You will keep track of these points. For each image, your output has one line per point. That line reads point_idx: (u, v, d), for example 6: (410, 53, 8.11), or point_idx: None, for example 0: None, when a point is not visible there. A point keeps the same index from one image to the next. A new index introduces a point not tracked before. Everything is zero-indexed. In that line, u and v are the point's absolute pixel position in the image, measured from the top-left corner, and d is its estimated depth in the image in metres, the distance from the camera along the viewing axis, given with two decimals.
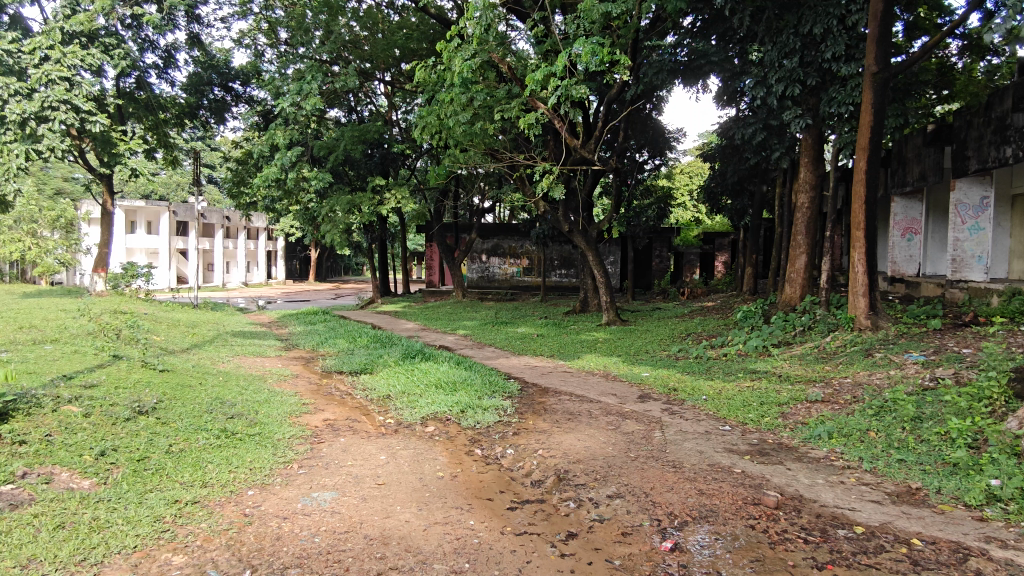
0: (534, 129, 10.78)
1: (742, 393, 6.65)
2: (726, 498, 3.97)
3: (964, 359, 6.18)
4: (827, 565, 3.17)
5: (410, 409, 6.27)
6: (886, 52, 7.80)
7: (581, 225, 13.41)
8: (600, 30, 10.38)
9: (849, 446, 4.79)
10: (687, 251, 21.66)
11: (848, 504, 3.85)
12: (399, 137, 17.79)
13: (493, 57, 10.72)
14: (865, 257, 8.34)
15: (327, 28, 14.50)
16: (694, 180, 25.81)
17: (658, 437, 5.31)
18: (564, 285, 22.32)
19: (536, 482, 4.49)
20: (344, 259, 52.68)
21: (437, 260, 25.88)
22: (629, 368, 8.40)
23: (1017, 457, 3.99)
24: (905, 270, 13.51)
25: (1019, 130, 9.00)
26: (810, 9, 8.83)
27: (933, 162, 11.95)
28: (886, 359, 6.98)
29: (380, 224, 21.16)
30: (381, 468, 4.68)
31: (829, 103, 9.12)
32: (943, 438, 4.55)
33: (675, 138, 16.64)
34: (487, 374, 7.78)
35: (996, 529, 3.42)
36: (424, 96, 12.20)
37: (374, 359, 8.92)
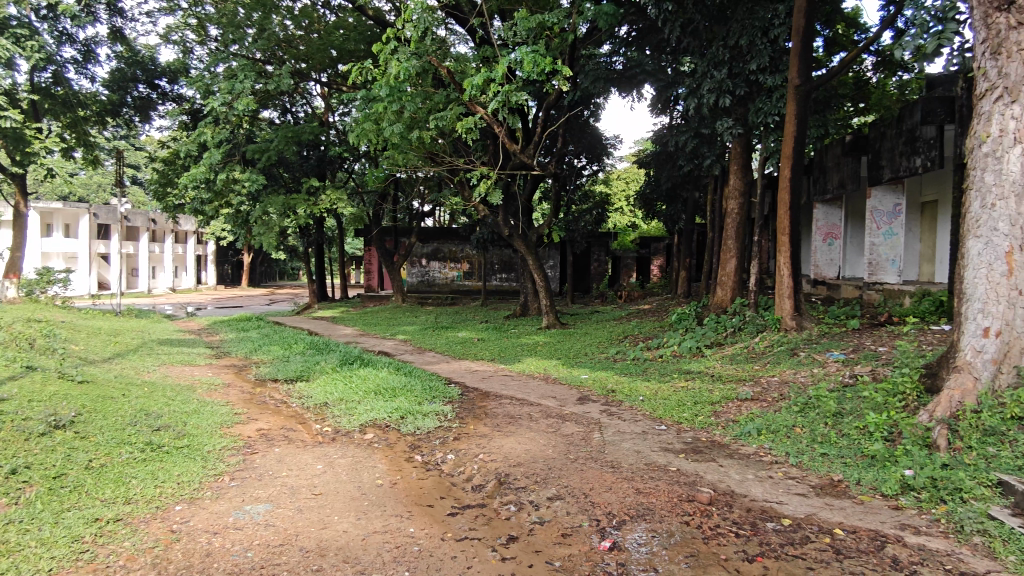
0: (472, 134, 10.79)
1: (677, 393, 6.83)
2: (662, 496, 4.08)
3: (880, 357, 6.56)
4: (757, 557, 3.29)
5: (348, 416, 6.14)
6: (807, 66, 8.19)
7: (520, 229, 13.54)
8: (536, 38, 10.53)
9: (776, 442, 5.01)
10: (625, 255, 22.15)
11: (776, 498, 4.02)
12: (336, 138, 17.47)
13: (431, 60, 10.70)
14: (790, 261, 8.71)
15: (260, 26, 14.33)
16: (630, 187, 26.43)
17: (597, 438, 5.39)
18: (504, 289, 22.42)
19: (476, 487, 4.48)
20: (280, 264, 51.24)
21: (376, 264, 25.43)
22: (569, 371, 8.52)
23: (928, 448, 4.25)
24: (826, 273, 14.30)
25: (927, 142, 9.62)
26: (738, 22, 9.25)
27: (850, 171, 12.58)
28: (809, 358, 7.33)
29: (317, 228, 20.71)
30: (317, 477, 4.58)
31: (756, 113, 9.51)
32: (861, 432, 4.80)
33: (613, 144, 16.96)
34: (428, 379, 7.72)
35: (910, 517, 3.64)
36: (362, 98, 12.03)
37: (311, 366, 8.70)
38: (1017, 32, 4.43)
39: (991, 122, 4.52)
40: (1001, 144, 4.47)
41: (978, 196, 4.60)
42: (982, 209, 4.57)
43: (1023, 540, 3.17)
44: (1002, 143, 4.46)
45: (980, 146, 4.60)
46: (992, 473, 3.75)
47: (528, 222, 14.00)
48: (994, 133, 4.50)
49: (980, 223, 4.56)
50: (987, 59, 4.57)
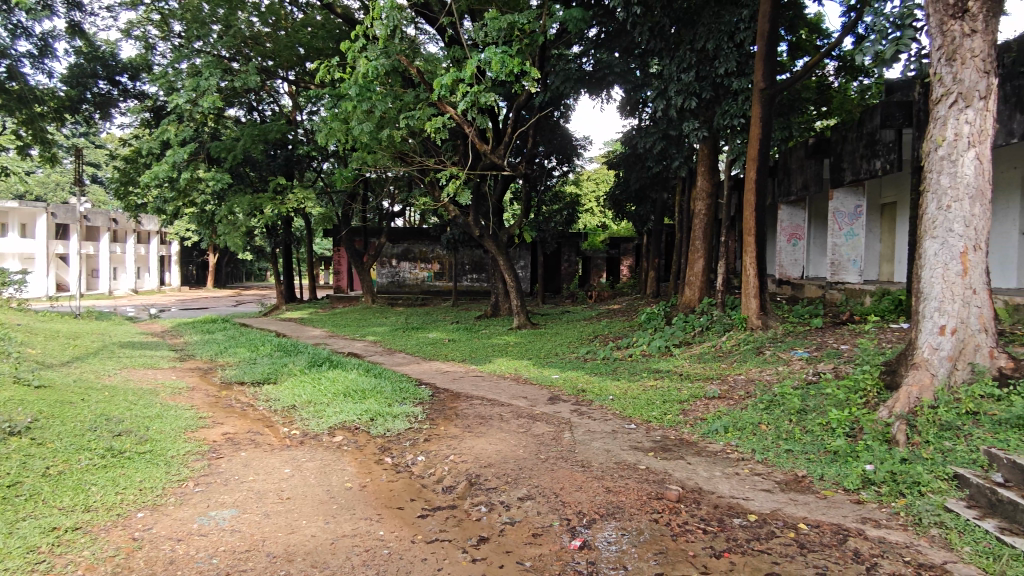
0: (441, 133, 10.75)
1: (646, 392, 6.89)
2: (632, 494, 4.11)
3: (842, 355, 6.72)
4: (724, 553, 3.34)
5: (316, 419, 6.06)
6: (772, 69, 8.36)
7: (491, 229, 13.53)
8: (506, 39, 10.54)
9: (742, 439, 5.10)
10: (595, 255, 22.32)
11: (743, 494, 4.09)
12: (304, 138, 17.25)
13: (401, 59, 10.64)
14: (756, 261, 8.86)
15: (226, 23, 14.09)
16: (600, 187, 26.68)
17: (567, 438, 5.42)
18: (475, 289, 22.39)
19: (447, 488, 4.45)
20: (246, 265, 50.34)
21: (345, 265, 25.13)
22: (539, 371, 8.54)
23: (887, 443, 4.36)
24: (791, 273, 14.61)
25: (886, 145, 9.88)
26: (705, 26, 9.42)
27: (813, 173, 12.85)
28: (774, 356, 7.48)
29: (284, 228, 20.41)
30: (285, 481, 4.51)
31: (723, 116, 9.65)
32: (824, 428, 4.91)
33: (583, 145, 17.04)
34: (398, 381, 7.65)
35: (871, 510, 3.73)
36: (330, 96, 11.89)
37: (278, 368, 8.57)
38: (971, 39, 4.59)
39: (946, 126, 4.67)
40: (956, 147, 4.62)
41: (933, 197, 4.74)
42: (937, 210, 4.72)
43: (977, 531, 3.28)
44: (957, 147, 4.62)
45: (936, 149, 4.74)
46: (948, 467, 3.88)
47: (499, 222, 14.00)
48: (949, 137, 4.65)
49: (936, 224, 4.70)
50: (942, 65, 4.72)
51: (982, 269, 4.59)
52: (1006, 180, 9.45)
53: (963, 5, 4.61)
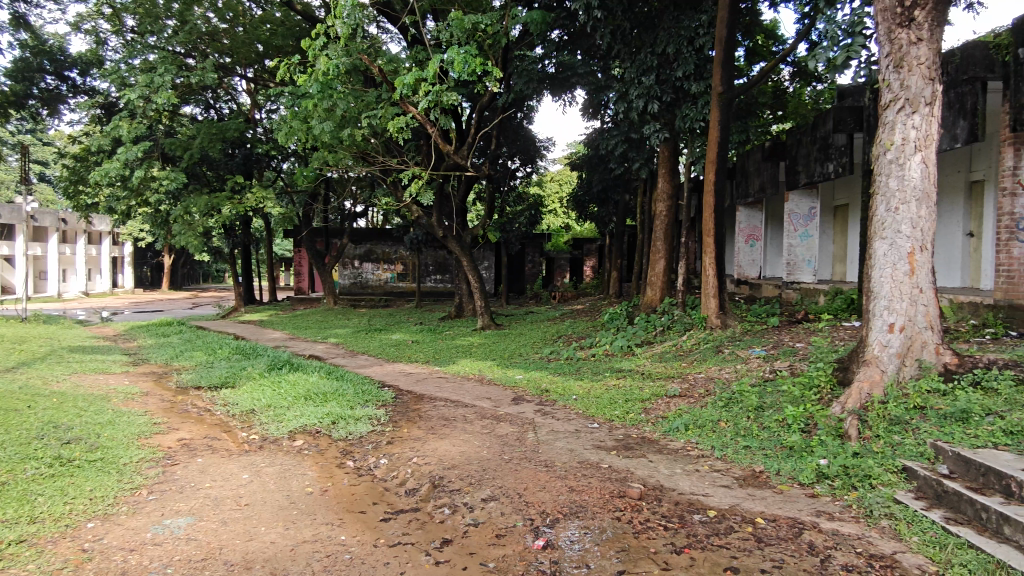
0: (404, 133, 10.65)
1: (609, 391, 6.96)
2: (594, 493, 4.15)
3: (797, 352, 6.90)
4: (685, 549, 3.39)
5: (276, 423, 5.94)
6: (730, 74, 8.53)
7: (454, 230, 13.48)
8: (468, 38, 10.51)
9: (702, 437, 5.19)
10: (558, 255, 22.47)
11: (702, 490, 4.16)
12: (263, 136, 16.92)
13: (363, 58, 10.53)
14: (715, 262, 9.02)
15: (181, 18, 13.72)
16: (563, 188, 26.85)
17: (531, 438, 5.43)
18: (439, 290, 22.27)
19: (410, 491, 4.41)
20: (204, 267, 49.10)
21: (307, 266, 24.72)
22: (503, 371, 8.54)
23: (840, 438, 4.49)
24: (749, 273, 15.00)
25: (839, 148, 10.17)
26: (665, 30, 9.61)
27: (769, 176, 13.16)
28: (733, 354, 7.63)
29: (243, 228, 19.95)
30: (243, 488, 4.40)
31: (683, 119, 9.79)
32: (781, 424, 5.03)
33: (546, 146, 17.09)
34: (360, 383, 7.55)
35: (826, 504, 3.84)
36: (289, 94, 11.67)
37: (236, 372, 8.37)
38: (917, 47, 4.77)
39: (894, 131, 4.83)
40: (903, 151, 4.79)
41: (882, 200, 4.90)
42: (887, 212, 4.88)
43: (924, 521, 3.41)
44: (904, 151, 4.78)
45: (885, 153, 4.89)
46: (897, 460, 4.01)
47: (463, 222, 13.94)
48: (897, 141, 4.81)
49: (885, 226, 4.86)
50: (890, 71, 4.88)
51: (927, 269, 4.77)
52: (951, 183, 9.84)
53: (910, 14, 4.78)
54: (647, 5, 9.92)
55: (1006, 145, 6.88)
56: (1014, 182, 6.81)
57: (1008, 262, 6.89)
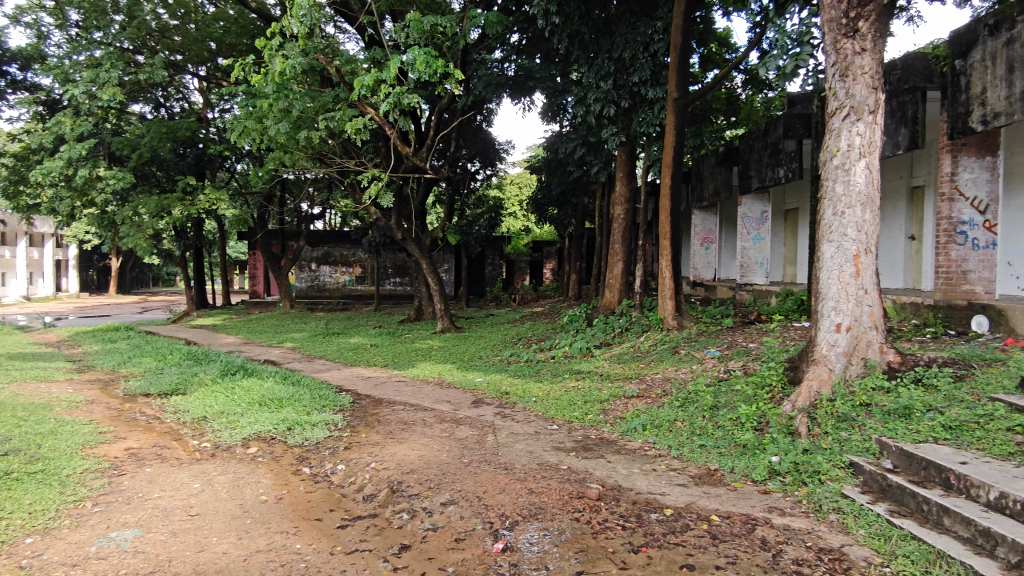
0: (362, 134, 10.53)
1: (568, 393, 7.02)
2: (554, 494, 4.17)
3: (751, 352, 7.07)
4: (642, 548, 3.43)
5: (229, 430, 5.79)
6: (684, 80, 8.71)
7: (414, 232, 13.39)
8: (427, 40, 10.46)
9: (659, 437, 5.27)
10: (518, 258, 22.54)
11: (659, 490, 4.22)
12: (216, 136, 16.49)
13: (320, 58, 10.40)
14: (671, 264, 9.17)
15: (129, 14, 13.29)
16: (523, 191, 27.01)
17: (490, 441, 5.43)
18: (398, 293, 22.08)
19: (368, 497, 4.34)
20: (154, 270, 47.58)
21: (261, 269, 24.16)
22: (463, 375, 8.51)
23: (791, 435, 4.62)
24: (704, 275, 15.35)
25: (789, 154, 10.48)
26: (622, 36, 9.75)
27: (723, 180, 13.46)
28: (689, 355, 7.79)
29: (195, 230, 19.38)
30: (194, 497, 4.28)
31: (640, 123, 9.92)
32: (734, 423, 5.13)
33: (505, 149, 17.13)
34: (317, 388, 7.42)
35: (777, 500, 3.94)
36: (243, 94, 11.40)
37: (187, 378, 8.11)
38: (861, 57, 4.94)
39: (840, 137, 5.00)
40: (848, 157, 4.96)
41: (829, 204, 5.06)
42: (833, 216, 5.04)
43: (869, 515, 3.53)
44: (850, 157, 4.95)
45: (831, 159, 5.06)
46: (844, 456, 4.15)
47: (422, 225, 13.84)
48: (843, 147, 4.98)
49: (832, 229, 5.02)
50: (836, 80, 5.06)
51: (872, 271, 4.95)
52: (894, 188, 10.24)
53: (854, 25, 4.95)
54: (604, 11, 10.01)
55: (943, 152, 7.19)
56: (952, 187, 7.10)
57: (947, 264, 7.20)
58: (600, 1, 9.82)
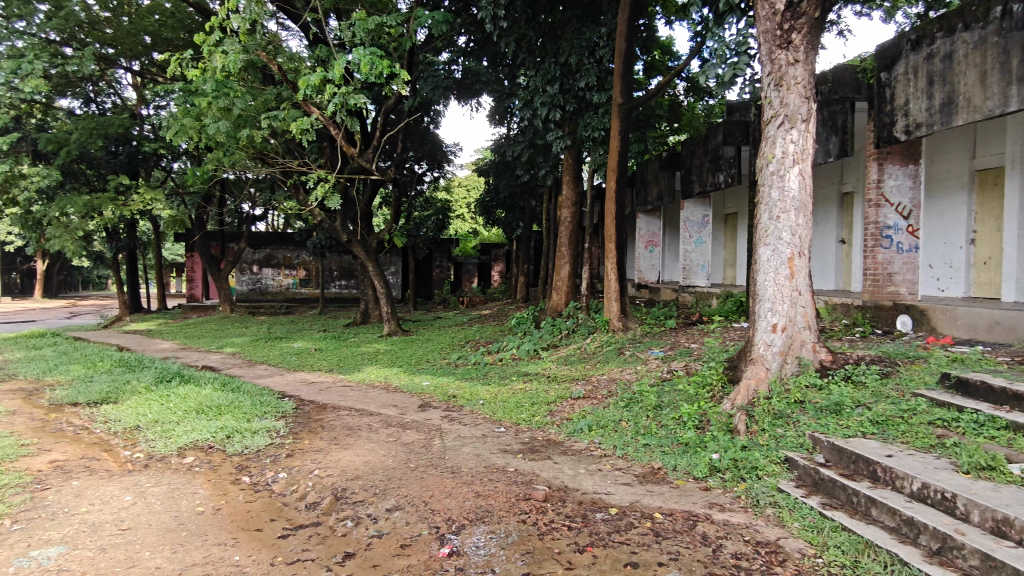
0: (307, 135, 10.30)
1: (515, 395, 7.04)
2: (500, 497, 4.16)
3: (693, 352, 7.26)
4: (587, 547, 3.46)
5: (164, 439, 5.56)
6: (629, 86, 8.85)
7: (360, 234, 13.18)
8: (372, 40, 10.32)
9: (604, 437, 5.34)
10: (466, 261, 22.48)
11: (604, 489, 4.28)
12: (151, 133, 15.84)
13: (261, 56, 10.11)
14: (616, 266, 9.31)
15: (56, 4, 12.64)
16: (470, 194, 27.05)
17: (437, 445, 5.39)
18: (343, 296, 21.69)
19: (310, 505, 4.23)
20: (83, 273, 45.32)
21: (200, 272, 23.32)
22: (410, 378, 8.41)
23: (730, 433, 4.76)
24: (648, 277, 15.68)
25: (728, 160, 10.81)
26: (568, 41, 9.86)
27: (666, 184, 13.79)
28: (634, 355, 7.93)
29: (128, 231, 18.54)
30: (125, 510, 4.08)
31: (586, 127, 10.04)
32: (677, 421, 5.25)
33: (453, 151, 17.05)
34: (258, 394, 7.20)
35: (717, 496, 4.06)
36: (180, 91, 10.97)
37: (119, 386, 7.74)
38: (794, 68, 5.14)
39: (775, 145, 5.19)
40: (783, 164, 5.15)
41: (765, 209, 5.24)
42: (770, 220, 5.22)
43: (803, 508, 3.67)
44: (784, 164, 5.14)
45: (768, 165, 5.24)
46: (780, 452, 4.30)
47: (368, 227, 13.62)
48: (778, 154, 5.17)
49: (768, 233, 5.20)
50: (771, 89, 5.24)
51: (805, 273, 5.16)
52: (825, 194, 10.69)
53: (788, 37, 5.14)
54: (551, 17, 10.13)
55: (870, 160, 7.55)
56: (879, 194, 7.46)
57: (874, 267, 7.54)
58: (546, 6, 9.92)
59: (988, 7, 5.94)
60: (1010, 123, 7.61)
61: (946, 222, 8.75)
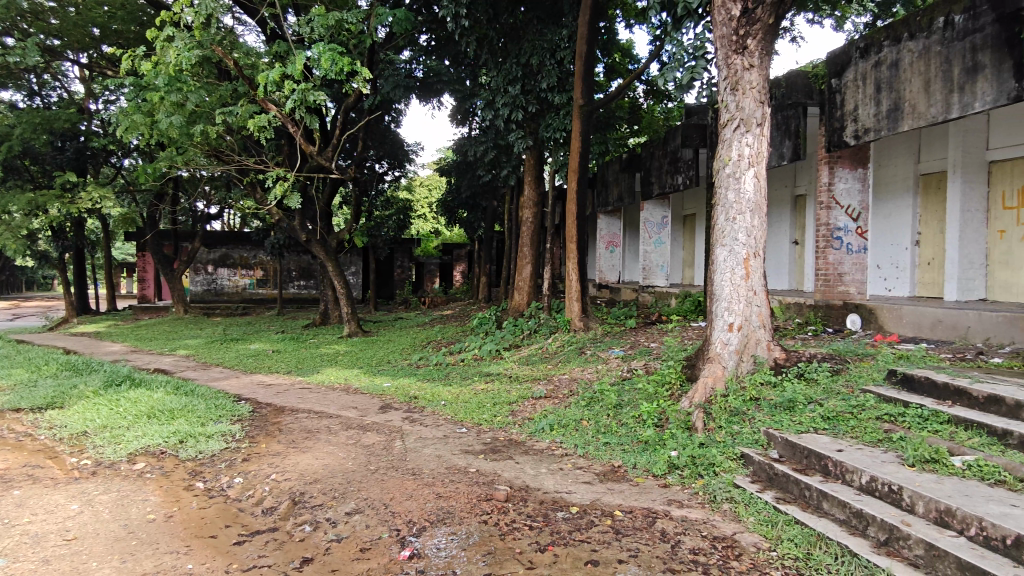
0: (265, 132, 10.08)
1: (477, 395, 7.02)
2: (462, 497, 4.15)
3: (652, 351, 7.37)
4: (548, 546, 3.48)
5: (113, 446, 5.36)
6: (590, 87, 8.92)
7: (319, 234, 12.97)
8: (332, 36, 10.16)
9: (565, 436, 5.38)
10: (427, 260, 22.35)
11: (565, 488, 4.31)
12: (100, 128, 15.27)
13: (216, 51, 9.86)
14: (577, 267, 9.38)
15: None
16: (432, 193, 26.94)
17: (399, 446, 5.34)
18: (302, 297, 21.32)
19: (267, 510, 4.14)
20: (26, 273, 43.48)
21: (152, 272, 22.61)
22: (370, 380, 8.32)
23: (689, 430, 4.84)
24: (609, 277, 15.86)
25: (687, 162, 11.01)
26: (529, 42, 9.89)
27: (626, 185, 13.96)
28: (595, 355, 8.00)
29: (75, 230, 17.86)
30: (71, 520, 3.93)
31: (547, 128, 10.08)
32: (637, 420, 5.32)
33: (414, 150, 16.91)
34: (213, 398, 7.01)
35: (675, 493, 4.12)
36: (131, 85, 10.62)
37: (65, 390, 7.44)
38: (749, 72, 5.26)
39: (731, 148, 5.29)
40: (739, 166, 5.26)
41: (722, 211, 5.35)
42: (726, 222, 5.33)
43: (758, 503, 3.75)
44: (740, 166, 5.26)
45: (724, 167, 5.35)
46: (736, 448, 4.40)
47: (327, 226, 13.40)
48: (734, 156, 5.28)
49: (725, 234, 5.31)
50: (728, 93, 5.35)
51: (760, 273, 5.28)
52: (779, 196, 10.96)
53: (743, 42, 5.25)
54: (512, 17, 10.15)
55: (822, 164, 7.78)
56: (830, 196, 7.68)
57: (825, 267, 7.78)
58: (507, 7, 9.93)
59: (932, 17, 6.16)
60: (952, 130, 7.93)
61: (893, 224, 9.08)
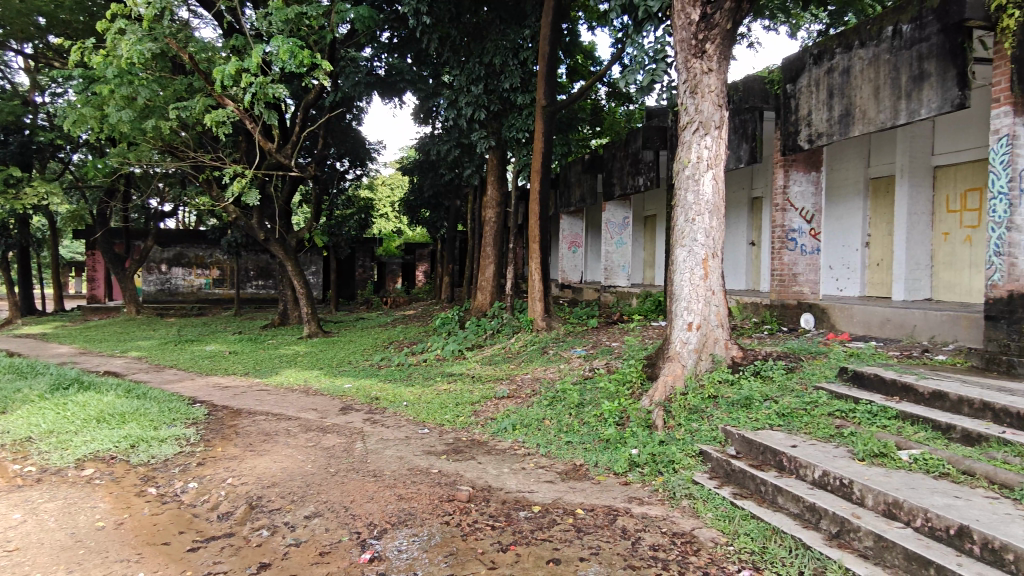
0: (222, 127, 9.83)
1: (439, 396, 6.98)
2: (424, 499, 4.12)
3: (613, 351, 7.44)
4: (510, 546, 3.48)
5: (60, 451, 5.16)
6: (552, 88, 8.96)
7: (277, 232, 12.71)
8: (292, 31, 9.97)
9: (527, 435, 5.39)
10: (390, 260, 22.14)
11: (527, 488, 4.31)
12: (46, 121, 14.68)
13: (170, 44, 9.58)
14: (540, 266, 9.40)
15: None
16: (395, 192, 26.71)
17: (359, 448, 5.28)
18: (260, 297, 20.89)
19: (223, 515, 4.03)
20: None
21: (102, 271, 21.82)
22: (331, 381, 8.19)
23: (649, 428, 4.91)
24: (571, 277, 15.97)
25: (648, 164, 11.16)
26: (492, 42, 9.89)
27: (588, 186, 14.08)
28: (557, 355, 8.04)
29: (19, 227, 17.11)
30: (13, 530, 3.76)
31: (510, 128, 10.09)
32: (599, 419, 5.36)
33: (376, 149, 16.72)
34: (167, 400, 6.81)
35: (635, 490, 4.17)
36: (80, 77, 10.23)
37: (8, 394, 7.12)
38: (708, 76, 5.35)
39: (690, 150, 5.38)
40: (698, 168, 5.35)
41: (681, 212, 5.43)
42: (686, 222, 5.41)
43: (716, 498, 3.82)
44: (699, 168, 5.35)
45: (684, 169, 5.43)
46: (695, 445, 4.47)
47: (286, 225, 13.15)
48: (693, 158, 5.37)
49: (685, 234, 5.39)
50: (687, 96, 5.44)
51: (718, 273, 5.38)
52: (737, 198, 11.20)
53: (702, 46, 5.34)
54: (475, 16, 10.12)
55: (777, 167, 7.98)
56: (785, 199, 7.88)
57: (780, 267, 7.98)
58: (470, 6, 9.91)
59: (881, 26, 6.37)
60: (900, 135, 8.22)
61: (845, 226, 9.36)
